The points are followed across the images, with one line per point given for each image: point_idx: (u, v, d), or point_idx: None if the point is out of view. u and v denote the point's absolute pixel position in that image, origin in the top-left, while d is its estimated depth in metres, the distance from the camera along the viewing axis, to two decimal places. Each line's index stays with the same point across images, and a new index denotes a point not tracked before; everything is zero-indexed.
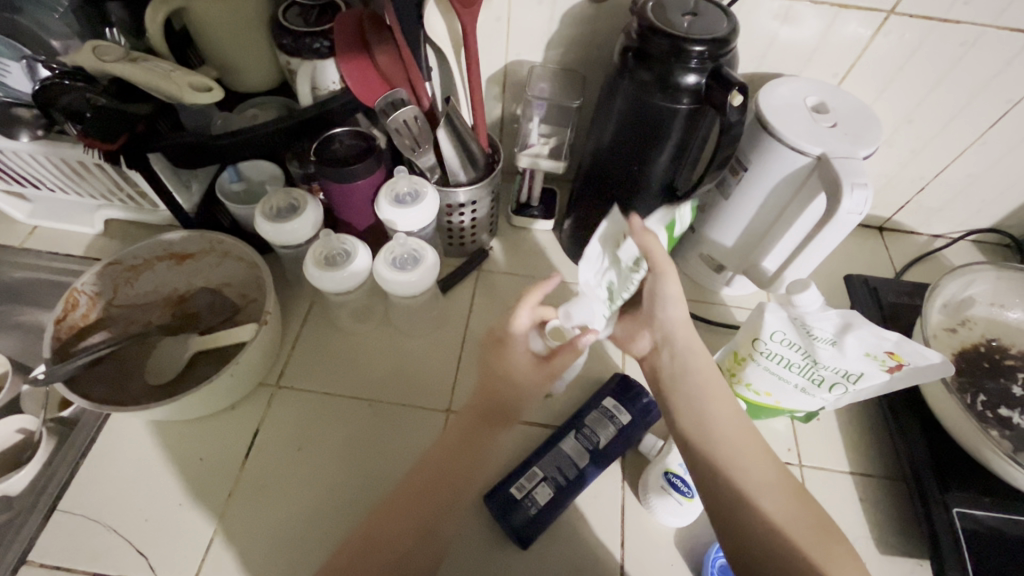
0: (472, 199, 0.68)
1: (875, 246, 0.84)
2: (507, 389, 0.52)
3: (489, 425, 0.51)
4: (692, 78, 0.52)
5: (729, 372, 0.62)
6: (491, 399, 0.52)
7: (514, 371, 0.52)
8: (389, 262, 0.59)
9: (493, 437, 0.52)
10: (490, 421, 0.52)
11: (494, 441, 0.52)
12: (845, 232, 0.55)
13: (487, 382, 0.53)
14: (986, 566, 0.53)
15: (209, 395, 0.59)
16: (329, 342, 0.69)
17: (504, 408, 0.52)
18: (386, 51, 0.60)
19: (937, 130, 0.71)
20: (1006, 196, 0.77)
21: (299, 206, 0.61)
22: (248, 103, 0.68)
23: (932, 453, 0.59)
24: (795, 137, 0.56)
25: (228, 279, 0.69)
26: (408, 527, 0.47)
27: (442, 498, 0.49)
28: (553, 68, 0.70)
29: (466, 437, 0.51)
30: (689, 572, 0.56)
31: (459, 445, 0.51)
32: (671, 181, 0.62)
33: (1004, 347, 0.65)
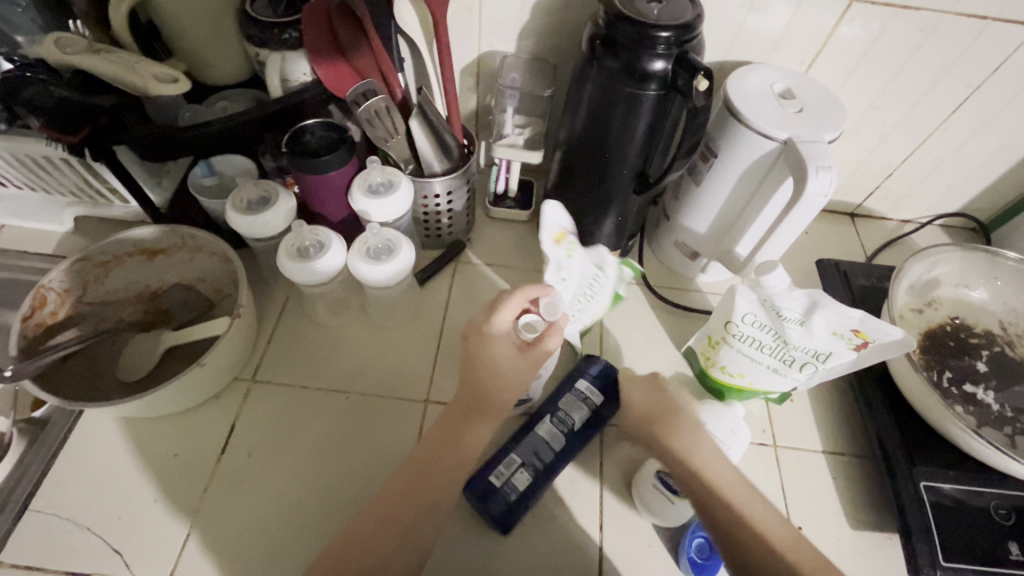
0: (447, 189, 0.68)
1: (846, 232, 0.86)
2: (491, 382, 0.51)
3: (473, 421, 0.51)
4: (659, 64, 0.52)
5: (705, 356, 0.62)
6: (476, 393, 0.52)
7: (500, 363, 0.51)
8: (363, 253, 0.59)
9: (476, 431, 0.52)
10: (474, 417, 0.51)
11: (479, 434, 0.52)
12: (812, 214, 0.56)
13: (468, 374, 0.52)
14: (952, 537, 0.54)
15: (182, 390, 0.58)
16: (305, 336, 0.68)
17: (488, 400, 0.52)
18: (356, 42, 0.59)
19: (902, 116, 0.72)
20: (970, 180, 0.79)
21: (270, 198, 0.60)
22: (216, 96, 0.67)
23: (900, 429, 0.61)
24: (762, 122, 0.57)
25: (201, 274, 0.68)
26: (391, 526, 0.47)
27: (426, 496, 0.49)
28: (526, 58, 0.70)
29: (449, 432, 0.51)
30: (667, 552, 0.56)
31: (442, 441, 0.51)
32: (643, 168, 0.63)
33: (969, 326, 0.67)
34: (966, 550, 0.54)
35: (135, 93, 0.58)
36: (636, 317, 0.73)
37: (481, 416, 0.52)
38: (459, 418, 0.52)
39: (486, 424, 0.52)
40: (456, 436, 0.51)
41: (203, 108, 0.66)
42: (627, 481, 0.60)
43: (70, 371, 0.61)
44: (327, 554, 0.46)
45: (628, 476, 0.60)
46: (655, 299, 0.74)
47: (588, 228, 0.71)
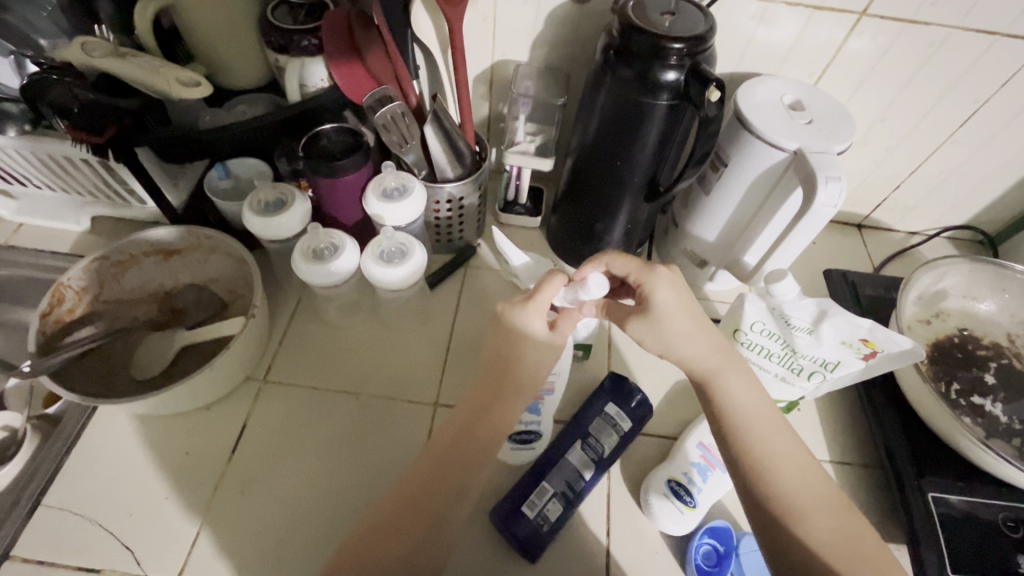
0: (460, 195, 0.69)
1: (853, 243, 0.86)
2: (521, 365, 0.51)
3: (504, 397, 0.51)
4: (671, 75, 0.53)
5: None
6: (502, 371, 0.51)
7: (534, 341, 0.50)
8: (377, 256, 0.60)
9: (509, 406, 0.51)
10: (506, 393, 0.51)
11: (512, 412, 0.51)
12: (822, 224, 0.57)
13: (497, 352, 0.52)
14: (959, 547, 0.54)
15: (195, 387, 0.59)
16: (317, 337, 0.69)
17: (515, 379, 0.51)
18: (375, 50, 0.60)
19: (910, 129, 0.73)
20: (977, 193, 0.80)
21: (287, 201, 0.61)
22: (234, 101, 0.69)
23: (908, 440, 0.61)
24: (771, 133, 0.58)
25: (214, 275, 0.69)
26: (414, 520, 0.48)
27: (457, 481, 0.49)
28: (538, 67, 0.71)
29: (475, 419, 0.51)
30: (674, 560, 0.56)
31: (470, 426, 0.51)
32: (653, 176, 0.63)
33: (977, 338, 0.68)
34: (973, 561, 0.54)
35: (158, 96, 0.60)
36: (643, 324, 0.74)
37: (512, 395, 0.51)
38: (491, 399, 0.51)
39: (513, 405, 0.51)
40: (483, 418, 0.51)
41: (221, 111, 0.67)
42: (635, 488, 0.60)
43: (85, 368, 0.62)
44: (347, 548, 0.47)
45: (637, 483, 0.60)
46: None
47: (598, 234, 0.72)
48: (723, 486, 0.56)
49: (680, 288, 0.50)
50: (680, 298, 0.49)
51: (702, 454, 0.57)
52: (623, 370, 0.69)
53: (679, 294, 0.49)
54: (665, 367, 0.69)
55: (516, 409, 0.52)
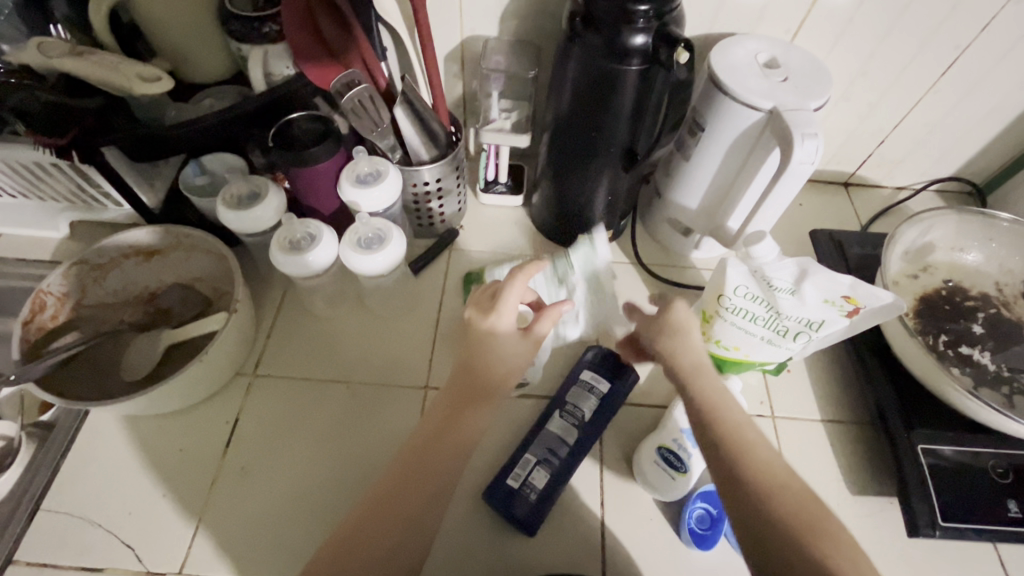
0: (437, 177, 0.68)
1: (840, 202, 0.86)
2: (491, 367, 0.53)
3: (474, 403, 0.52)
4: (639, 39, 0.52)
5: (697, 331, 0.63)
6: (473, 378, 0.53)
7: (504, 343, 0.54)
8: (354, 243, 0.59)
9: (488, 392, 0.52)
10: (475, 400, 0.52)
11: (480, 421, 0.52)
12: (801, 182, 0.56)
13: (472, 343, 0.54)
14: (948, 497, 0.55)
15: (183, 387, 0.59)
16: (302, 329, 0.69)
17: (487, 383, 0.52)
18: (339, 33, 0.59)
19: (891, 81, 0.71)
20: (963, 143, 0.79)
21: (260, 192, 0.61)
22: (201, 94, 0.68)
23: (898, 394, 0.61)
24: (746, 93, 0.57)
25: (197, 274, 0.69)
26: (403, 505, 0.48)
27: (444, 466, 0.49)
28: (508, 41, 0.70)
29: (450, 418, 0.52)
30: (668, 526, 0.57)
31: (452, 412, 0.52)
32: (631, 145, 0.62)
33: (964, 289, 0.67)
34: (963, 510, 0.54)
35: (122, 94, 0.59)
36: (630, 295, 0.74)
37: (491, 380, 0.53)
38: (472, 385, 0.52)
39: (488, 398, 0.52)
40: (466, 402, 0.52)
41: (188, 106, 0.66)
42: (627, 457, 0.61)
43: (73, 372, 0.62)
44: (335, 539, 0.47)
45: (629, 453, 0.61)
46: (647, 276, 0.75)
47: (580, 208, 0.71)
48: None
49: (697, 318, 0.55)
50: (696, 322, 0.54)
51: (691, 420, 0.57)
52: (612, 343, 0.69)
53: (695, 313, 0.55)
54: None
55: (495, 394, 0.53)
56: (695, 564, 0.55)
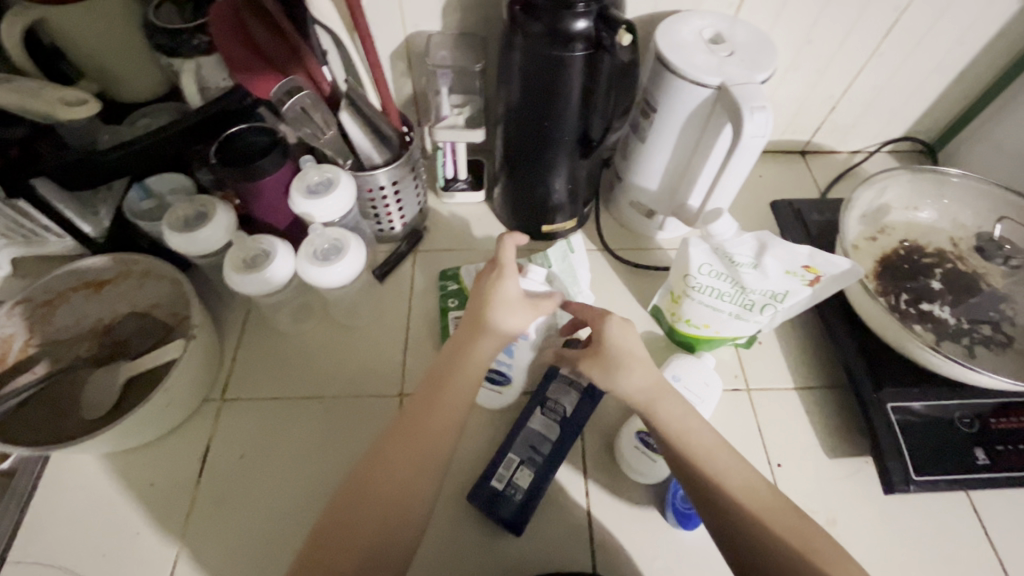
0: (393, 180, 0.66)
1: (798, 170, 0.87)
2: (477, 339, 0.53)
3: (444, 391, 0.51)
4: (581, 23, 0.51)
5: (670, 311, 0.64)
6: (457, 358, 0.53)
7: (507, 302, 0.53)
8: (310, 256, 0.58)
9: (472, 368, 0.52)
10: (444, 387, 0.52)
11: (454, 407, 0.51)
12: (754, 154, 0.56)
13: (477, 318, 0.54)
14: (919, 450, 0.57)
15: (149, 418, 0.57)
16: (269, 348, 0.67)
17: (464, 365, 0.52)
18: (275, 39, 0.57)
19: (837, 48, 0.72)
20: (911, 102, 0.80)
21: (207, 213, 0.58)
22: (137, 113, 0.65)
23: (867, 356, 0.62)
24: (693, 70, 0.56)
25: (154, 300, 0.66)
26: (384, 499, 0.47)
27: (424, 456, 0.49)
28: (453, 34, 0.68)
29: (423, 407, 0.51)
30: (654, 509, 0.57)
31: (429, 405, 0.51)
32: (585, 133, 0.62)
33: (922, 247, 0.68)
34: (933, 462, 0.56)
35: (47, 122, 0.56)
36: (600, 282, 0.74)
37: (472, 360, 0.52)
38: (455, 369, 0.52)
39: (467, 383, 0.52)
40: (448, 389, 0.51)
41: (123, 128, 0.64)
42: (608, 444, 0.60)
43: (28, 415, 0.60)
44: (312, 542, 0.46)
45: (610, 440, 0.61)
46: (615, 261, 0.75)
47: (541, 199, 0.71)
48: None
49: (631, 335, 0.53)
50: (632, 340, 0.53)
51: None
52: None
53: (633, 338, 0.53)
54: None
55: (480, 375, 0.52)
56: (684, 543, 0.55)
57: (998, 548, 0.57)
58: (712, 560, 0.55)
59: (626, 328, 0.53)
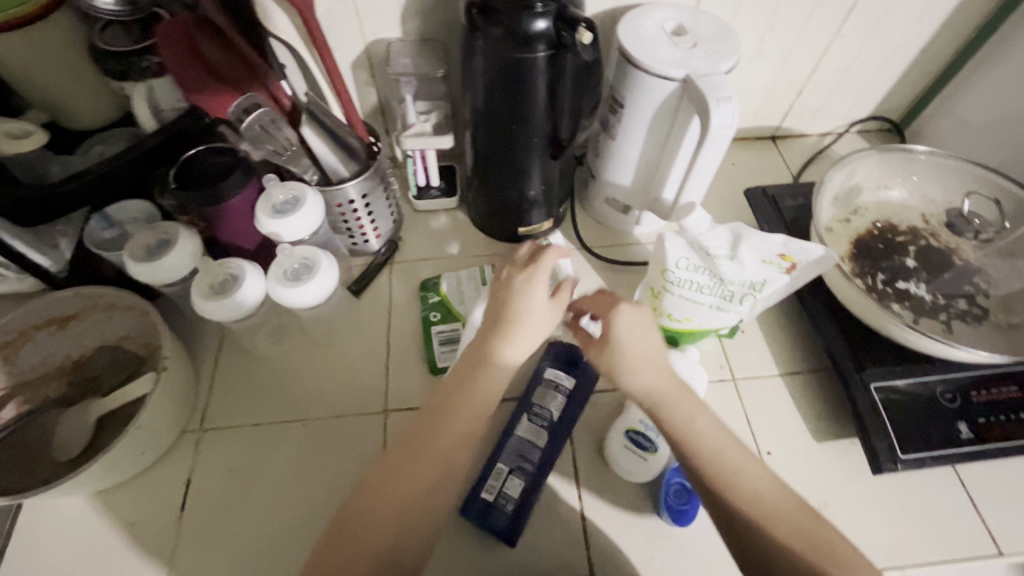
0: (363, 192, 0.65)
1: (770, 156, 0.87)
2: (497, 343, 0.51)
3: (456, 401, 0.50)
4: (541, 24, 0.51)
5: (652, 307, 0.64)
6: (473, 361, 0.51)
7: (529, 303, 0.52)
8: (281, 277, 0.56)
9: (489, 381, 0.50)
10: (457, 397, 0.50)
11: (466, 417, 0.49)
12: (724, 146, 0.56)
13: (498, 319, 0.52)
14: (904, 429, 0.57)
15: (126, 455, 0.55)
16: (247, 373, 0.65)
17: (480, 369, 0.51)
18: (227, 57, 0.55)
19: (799, 32, 0.72)
20: (875, 82, 0.81)
21: (170, 240, 0.57)
22: (90, 142, 0.63)
23: (848, 338, 0.62)
24: (657, 65, 0.56)
25: (125, 332, 0.64)
26: (383, 523, 0.46)
27: (426, 476, 0.48)
28: (414, 40, 0.67)
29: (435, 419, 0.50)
30: (647, 507, 0.57)
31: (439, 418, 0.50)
32: (554, 132, 0.61)
33: (895, 226, 0.69)
34: (919, 439, 0.56)
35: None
36: (580, 282, 0.73)
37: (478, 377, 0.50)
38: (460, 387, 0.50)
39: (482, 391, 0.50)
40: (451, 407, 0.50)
41: (76, 158, 0.61)
42: (598, 446, 0.60)
43: None
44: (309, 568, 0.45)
45: (599, 441, 0.60)
46: (594, 259, 0.74)
47: (515, 202, 0.70)
48: None
49: (643, 328, 0.51)
50: (642, 334, 0.51)
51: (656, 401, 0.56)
52: None
53: (643, 331, 0.51)
54: None
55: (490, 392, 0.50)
56: (680, 541, 0.55)
57: (986, 520, 0.57)
58: (708, 553, 0.55)
59: (640, 321, 0.51)
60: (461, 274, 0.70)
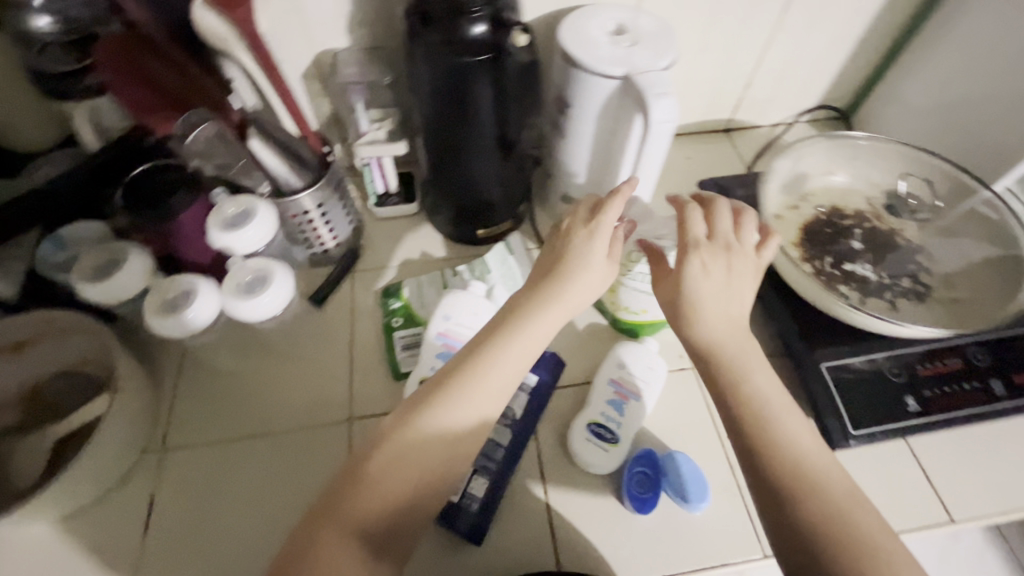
0: (318, 202, 0.64)
1: (724, 148, 0.89)
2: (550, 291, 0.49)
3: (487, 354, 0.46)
4: (478, 28, 0.52)
5: (611, 302, 0.64)
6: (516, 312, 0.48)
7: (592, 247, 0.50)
8: (236, 289, 0.56)
9: (532, 329, 0.47)
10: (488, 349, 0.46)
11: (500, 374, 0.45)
12: (666, 140, 0.57)
13: (552, 267, 0.50)
14: (854, 405, 0.59)
15: (87, 474, 0.55)
16: (209, 390, 0.65)
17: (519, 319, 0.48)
18: (172, 75, 0.56)
19: (741, 26, 0.74)
20: (819, 72, 0.83)
21: (119, 259, 0.56)
22: (34, 164, 0.62)
23: (801, 322, 0.64)
24: (598, 64, 0.57)
25: (82, 355, 0.63)
26: (397, 482, 0.41)
27: (451, 433, 0.43)
28: (362, 49, 0.67)
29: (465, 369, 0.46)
30: (613, 497, 0.57)
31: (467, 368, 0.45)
32: (503, 133, 0.62)
33: (842, 211, 0.71)
34: (867, 415, 0.59)
35: None
36: None
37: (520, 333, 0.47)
38: (497, 339, 0.46)
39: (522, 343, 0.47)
40: (485, 363, 0.45)
41: (21, 179, 0.61)
42: (562, 441, 0.61)
43: None
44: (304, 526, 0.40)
45: (563, 436, 0.61)
46: None
47: (472, 205, 0.70)
48: (639, 416, 0.59)
49: (718, 271, 0.48)
50: (716, 280, 0.48)
51: (615, 390, 0.61)
52: None
53: (721, 277, 0.48)
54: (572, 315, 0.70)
55: (530, 351, 0.47)
56: (644, 529, 0.56)
57: (939, 489, 0.59)
58: (673, 540, 0.55)
59: (732, 271, 0.49)
60: (422, 279, 0.71)
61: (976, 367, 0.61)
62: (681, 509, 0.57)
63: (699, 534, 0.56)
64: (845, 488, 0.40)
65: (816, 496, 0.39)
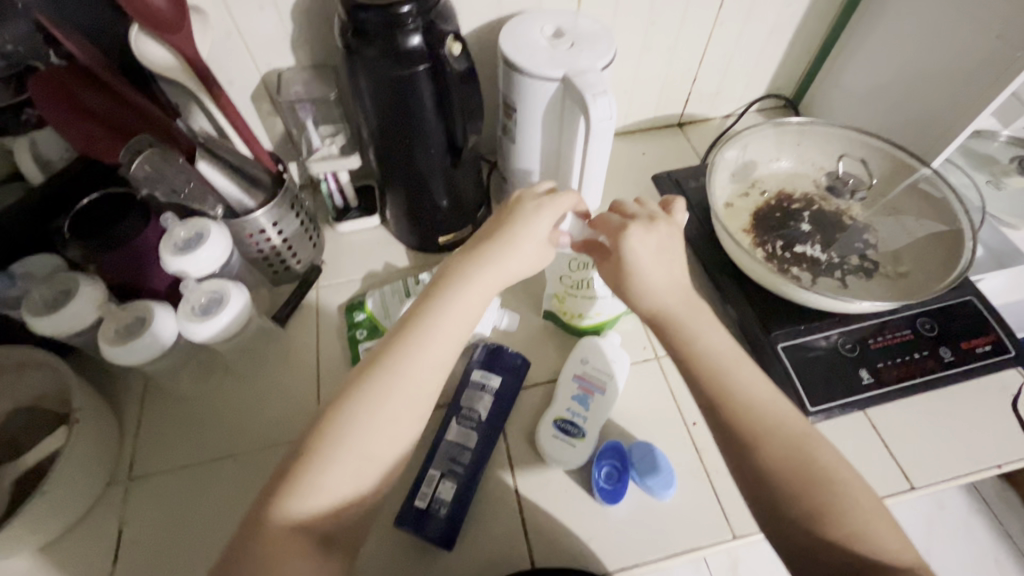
0: (274, 220, 0.64)
1: (678, 141, 0.91)
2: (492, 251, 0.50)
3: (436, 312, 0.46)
4: (416, 39, 0.52)
5: (562, 313, 0.65)
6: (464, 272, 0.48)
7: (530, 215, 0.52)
8: (192, 313, 0.56)
9: (478, 285, 0.48)
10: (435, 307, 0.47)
11: (453, 325, 0.46)
12: (609, 138, 0.59)
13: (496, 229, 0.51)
14: (812, 382, 0.61)
15: (51, 507, 0.54)
16: (172, 417, 0.64)
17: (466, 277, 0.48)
18: (109, 103, 0.57)
19: (681, 23, 0.76)
20: (762, 64, 0.86)
21: (70, 291, 0.56)
22: None
23: (757, 306, 0.65)
24: (537, 68, 0.58)
25: (40, 391, 0.62)
26: (358, 439, 0.41)
27: (408, 385, 0.44)
28: (308, 67, 0.68)
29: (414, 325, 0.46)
30: (582, 491, 0.58)
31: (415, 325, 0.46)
32: (451, 141, 0.63)
33: (789, 195, 0.73)
34: (823, 391, 0.60)
35: None
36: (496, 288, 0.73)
37: (428, 338, 0.45)
38: (398, 348, 0.44)
39: (471, 297, 0.47)
40: (388, 370, 0.43)
41: None
42: (530, 440, 0.61)
43: None
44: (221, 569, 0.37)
45: (531, 434, 0.61)
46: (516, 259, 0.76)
47: (429, 214, 0.71)
48: (604, 410, 0.60)
49: (652, 240, 0.50)
50: (652, 246, 0.49)
51: (580, 385, 0.62)
52: (495, 334, 0.69)
53: (654, 245, 0.49)
54: (535, 315, 0.71)
55: (461, 322, 0.47)
56: (614, 519, 0.57)
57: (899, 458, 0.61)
58: (644, 529, 0.56)
59: (663, 241, 0.50)
60: (384, 290, 0.71)
61: (924, 337, 0.63)
62: (650, 497, 0.58)
63: (669, 520, 0.57)
64: (799, 431, 0.43)
65: (774, 445, 0.42)
